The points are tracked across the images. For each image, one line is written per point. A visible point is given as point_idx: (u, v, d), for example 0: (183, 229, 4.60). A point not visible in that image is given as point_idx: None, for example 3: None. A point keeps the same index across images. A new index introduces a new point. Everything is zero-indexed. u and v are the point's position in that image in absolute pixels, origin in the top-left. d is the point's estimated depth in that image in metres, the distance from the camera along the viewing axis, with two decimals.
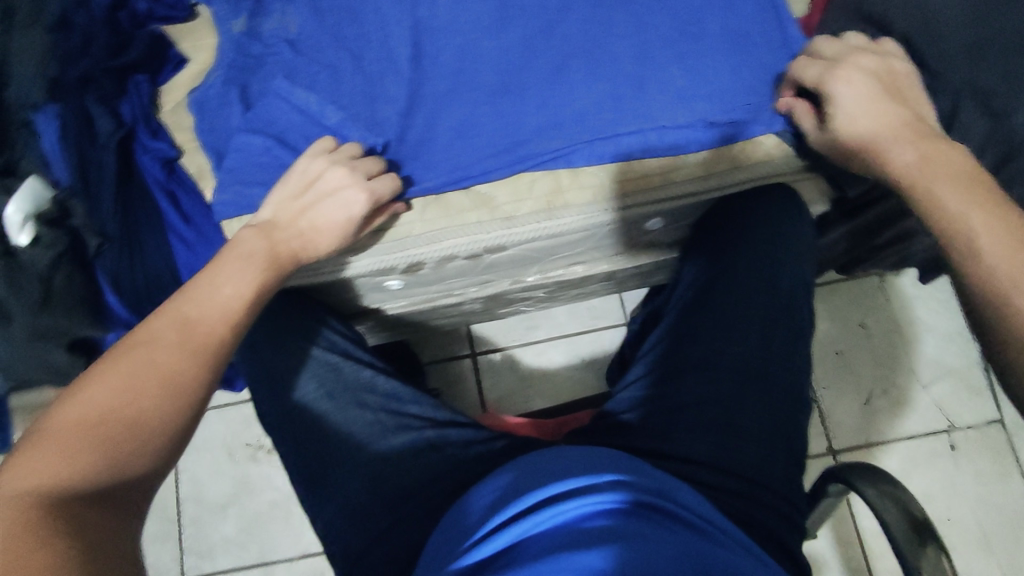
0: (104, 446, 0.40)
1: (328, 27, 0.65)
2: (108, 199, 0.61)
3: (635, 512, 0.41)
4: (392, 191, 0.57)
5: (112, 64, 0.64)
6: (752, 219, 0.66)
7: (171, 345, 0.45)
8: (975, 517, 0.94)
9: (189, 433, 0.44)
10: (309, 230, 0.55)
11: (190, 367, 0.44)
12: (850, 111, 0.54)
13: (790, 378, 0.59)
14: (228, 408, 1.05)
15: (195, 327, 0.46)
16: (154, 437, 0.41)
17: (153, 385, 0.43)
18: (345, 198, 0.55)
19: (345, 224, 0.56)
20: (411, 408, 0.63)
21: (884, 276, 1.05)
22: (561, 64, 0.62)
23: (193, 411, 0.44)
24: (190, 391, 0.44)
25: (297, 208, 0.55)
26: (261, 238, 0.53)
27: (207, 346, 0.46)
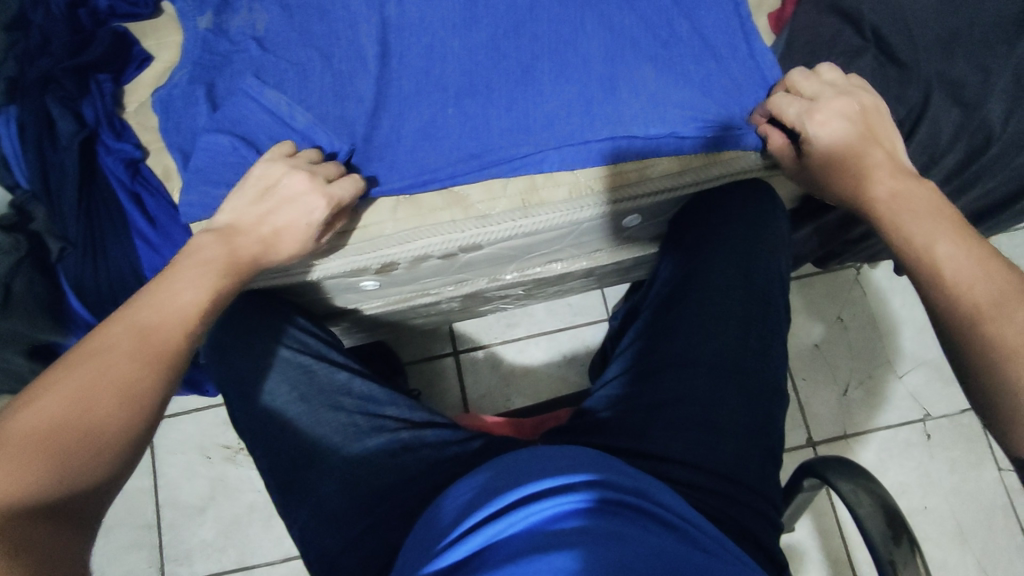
0: (54, 460, 0.38)
1: (296, 24, 0.64)
2: (69, 203, 0.61)
3: (611, 509, 0.41)
4: (354, 194, 0.56)
5: (71, 63, 0.63)
6: (728, 215, 0.66)
7: (125, 355, 0.44)
8: (950, 505, 0.95)
9: (143, 446, 0.43)
10: (269, 235, 0.54)
11: (147, 378, 0.44)
12: (830, 153, 0.55)
13: (767, 373, 0.59)
14: (206, 411, 1.03)
15: (150, 336, 0.45)
16: (108, 448, 0.41)
17: (108, 398, 0.42)
18: (305, 204, 0.54)
19: (305, 231, 0.54)
20: (387, 410, 0.62)
21: (860, 269, 1.06)
22: (529, 65, 0.62)
23: (148, 423, 0.43)
24: (146, 402, 0.43)
25: (258, 215, 0.54)
26: (223, 245, 0.52)
27: (164, 356, 0.45)
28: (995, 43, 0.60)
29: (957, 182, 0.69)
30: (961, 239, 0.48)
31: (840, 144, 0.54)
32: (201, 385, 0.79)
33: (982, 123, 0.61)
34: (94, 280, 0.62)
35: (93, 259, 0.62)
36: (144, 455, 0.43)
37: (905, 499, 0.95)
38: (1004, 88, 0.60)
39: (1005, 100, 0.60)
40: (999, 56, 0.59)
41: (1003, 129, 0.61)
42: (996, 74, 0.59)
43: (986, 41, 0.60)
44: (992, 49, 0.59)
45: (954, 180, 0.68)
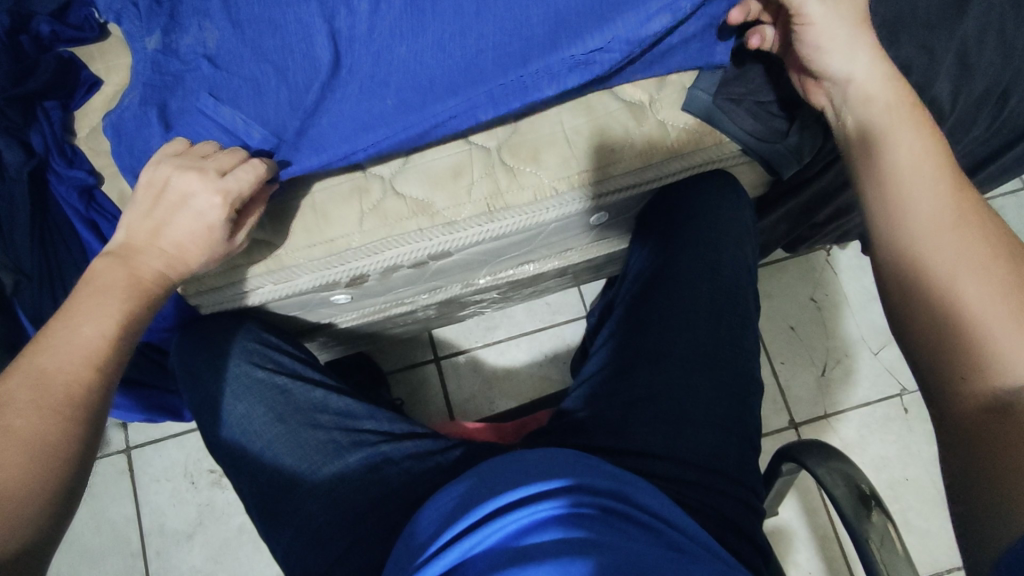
0: None
1: (248, 39, 0.60)
2: (21, 234, 0.60)
3: (590, 514, 0.41)
4: (253, 182, 0.54)
5: (15, 93, 0.61)
6: (693, 206, 0.67)
7: (29, 408, 0.43)
8: (931, 474, 0.97)
9: (67, 496, 0.43)
10: (171, 248, 0.53)
11: (57, 429, 0.44)
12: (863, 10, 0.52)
13: (740, 362, 0.60)
14: (186, 435, 1.02)
15: (52, 385, 0.45)
16: (34, 503, 0.41)
17: (15, 455, 0.41)
18: (196, 206, 0.52)
19: (208, 235, 0.53)
20: (365, 423, 0.61)
21: (830, 250, 1.08)
22: (473, 67, 0.57)
23: (67, 474, 0.43)
24: (63, 454, 0.43)
25: (150, 226, 0.53)
26: (121, 267, 0.51)
27: (73, 402, 0.45)
28: (938, 24, 0.60)
29: None
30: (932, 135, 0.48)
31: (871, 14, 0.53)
32: (178, 412, 0.77)
33: (931, 102, 0.62)
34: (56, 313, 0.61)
35: (52, 289, 0.62)
36: (71, 506, 0.44)
37: (886, 472, 0.97)
38: (949, 68, 0.61)
39: (951, 80, 0.61)
40: (943, 36, 0.60)
41: (952, 109, 0.64)
42: (942, 53, 0.60)
43: (928, 23, 0.60)
44: (935, 30, 0.60)
45: None
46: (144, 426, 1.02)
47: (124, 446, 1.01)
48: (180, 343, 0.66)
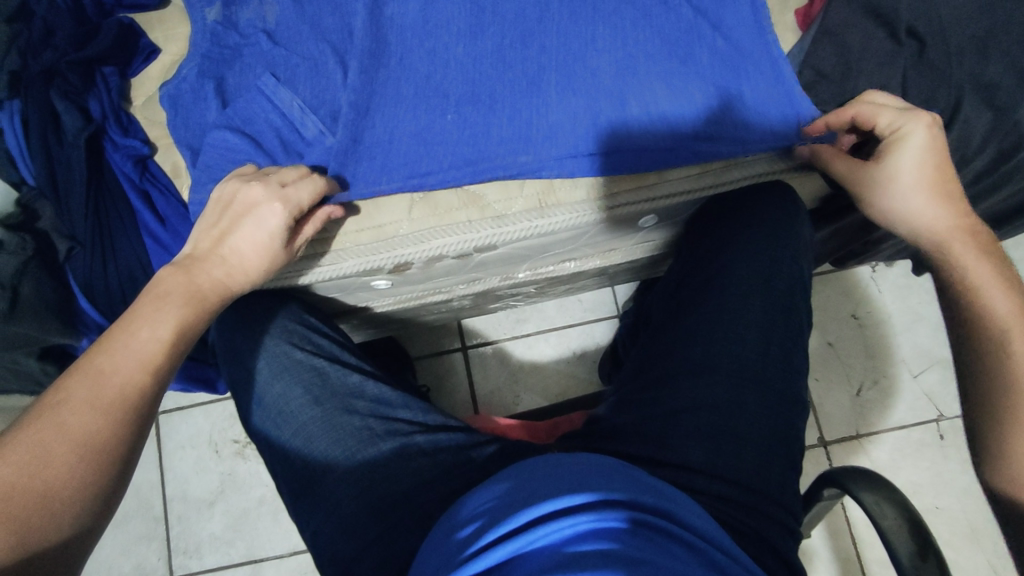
0: (13, 526, 0.39)
1: (307, 17, 0.62)
2: (76, 203, 0.60)
3: (624, 528, 0.40)
4: (311, 194, 0.54)
5: (77, 56, 0.61)
6: (749, 216, 0.65)
7: (80, 406, 0.44)
8: (962, 504, 0.95)
9: (108, 497, 0.44)
10: (232, 255, 0.53)
11: (105, 429, 0.44)
12: (909, 172, 0.53)
13: (787, 382, 0.58)
14: (213, 405, 1.03)
15: (106, 384, 0.46)
16: (76, 502, 0.42)
17: (63, 453, 0.42)
18: (259, 213, 0.52)
19: (269, 242, 0.53)
20: (401, 413, 0.61)
21: (875, 266, 1.04)
22: (535, 75, 0.60)
23: (109, 476, 0.44)
24: (107, 452, 0.44)
25: (215, 236, 0.53)
26: (181, 275, 0.52)
27: (122, 403, 0.45)
28: None
29: (989, 180, 0.67)
30: (999, 281, 0.51)
31: (923, 160, 0.53)
32: (212, 384, 0.77)
33: (1014, 126, 0.59)
34: (104, 281, 0.62)
35: (103, 258, 0.62)
36: (112, 505, 0.45)
37: (917, 499, 0.95)
38: None
39: None
40: None
41: None
42: None
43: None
44: None
45: (984, 178, 0.66)
46: (174, 394, 1.03)
47: None
48: (220, 319, 0.66)
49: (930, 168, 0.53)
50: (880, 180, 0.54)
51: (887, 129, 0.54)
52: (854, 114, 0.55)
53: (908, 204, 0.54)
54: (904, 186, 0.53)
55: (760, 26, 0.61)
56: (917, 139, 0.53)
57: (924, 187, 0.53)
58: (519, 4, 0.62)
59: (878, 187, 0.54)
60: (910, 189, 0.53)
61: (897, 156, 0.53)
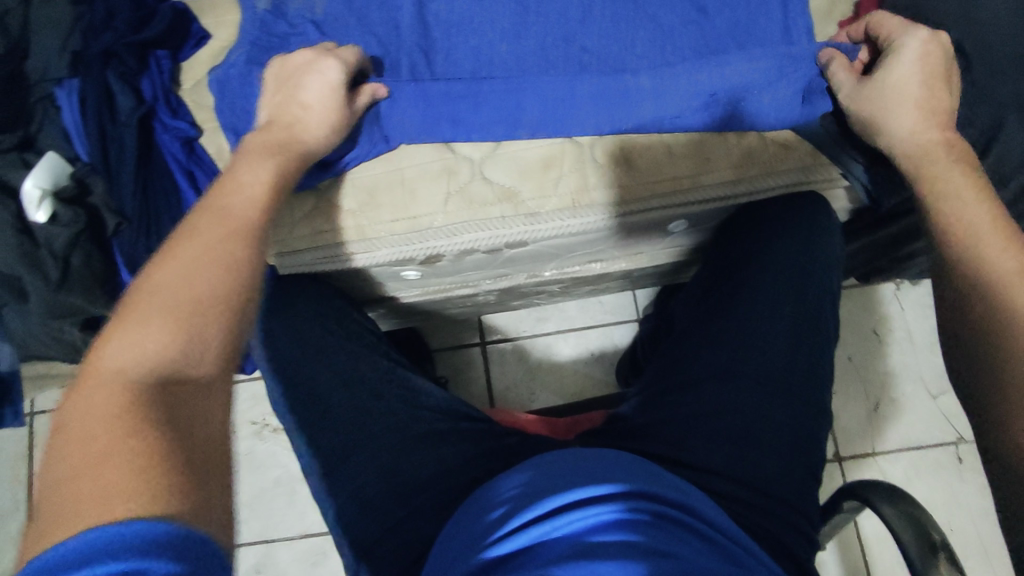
0: (175, 330, 0.40)
1: (355, 9, 0.64)
2: (127, 178, 0.63)
3: (646, 520, 0.41)
4: (355, 56, 0.58)
5: (134, 39, 0.63)
6: (780, 225, 0.65)
7: (212, 233, 0.45)
8: (977, 529, 0.94)
9: (249, 306, 0.44)
10: (299, 107, 0.55)
11: (237, 249, 0.45)
12: (903, 79, 0.54)
13: (812, 392, 0.58)
14: (235, 385, 1.05)
15: (228, 217, 0.47)
16: (225, 309, 0.42)
17: (205, 268, 0.43)
18: (319, 69, 0.56)
19: (331, 92, 0.55)
20: (425, 402, 0.62)
21: (900, 284, 1.04)
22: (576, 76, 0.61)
23: (247, 288, 0.44)
24: (241, 267, 0.44)
25: (277, 98, 0.56)
26: (262, 135, 0.54)
27: (246, 229, 0.47)
28: None
29: None
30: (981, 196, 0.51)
31: (917, 68, 0.54)
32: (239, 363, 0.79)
33: None
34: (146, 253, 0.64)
35: (147, 235, 0.64)
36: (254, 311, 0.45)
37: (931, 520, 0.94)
38: None
39: None
40: None
41: None
42: None
43: None
44: None
45: None
46: None
47: None
48: None
49: (924, 81, 0.54)
50: (875, 86, 0.55)
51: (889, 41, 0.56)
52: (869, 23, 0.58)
53: (896, 112, 0.54)
54: (896, 94, 0.54)
55: (785, 36, 0.61)
56: (914, 47, 0.55)
57: (912, 99, 0.54)
58: (562, 3, 0.62)
59: (871, 91, 0.55)
60: (908, 96, 0.54)
61: (895, 63, 0.55)
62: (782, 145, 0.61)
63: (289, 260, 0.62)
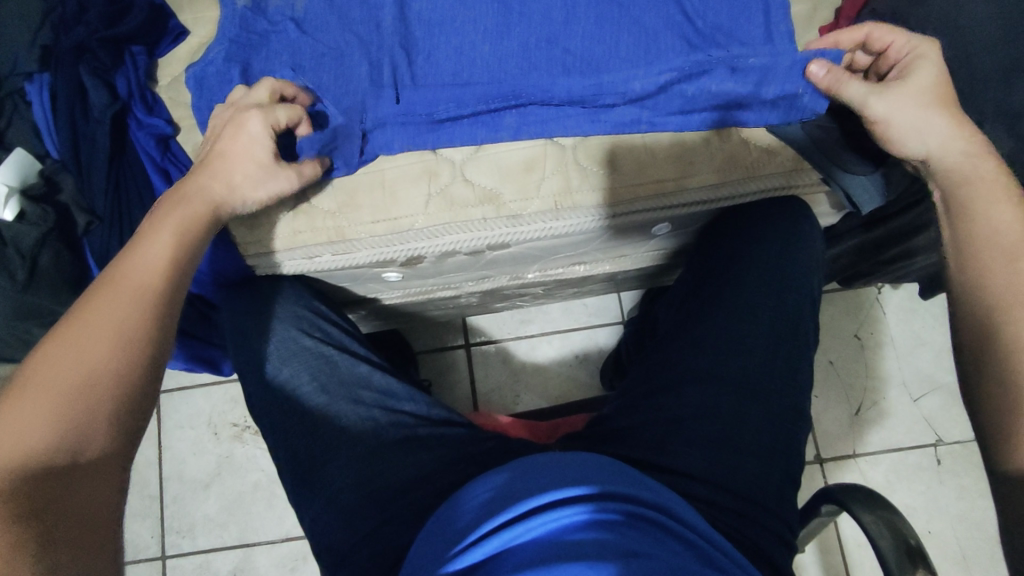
0: (66, 417, 0.41)
1: (336, 8, 0.63)
2: (98, 177, 0.61)
3: (619, 520, 0.41)
4: (287, 108, 0.56)
5: (107, 34, 0.62)
6: (762, 229, 0.65)
7: (113, 307, 0.45)
8: (955, 531, 0.95)
9: (147, 390, 0.45)
10: (218, 163, 0.54)
11: (138, 326, 0.45)
12: (928, 87, 0.54)
13: (791, 396, 0.58)
14: (213, 387, 1.03)
15: (132, 288, 0.47)
16: (120, 393, 0.43)
17: (104, 349, 0.43)
18: (241, 123, 0.54)
19: (251, 147, 0.54)
20: (405, 405, 0.61)
21: (881, 288, 1.05)
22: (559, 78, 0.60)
23: (147, 369, 0.45)
24: (141, 347, 0.45)
25: (206, 152, 0.55)
26: (177, 193, 0.53)
27: (151, 301, 0.47)
28: None
29: None
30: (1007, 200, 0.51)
31: (940, 77, 0.54)
32: (216, 364, 0.77)
33: None
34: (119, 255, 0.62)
35: (120, 235, 0.62)
36: (154, 396, 0.46)
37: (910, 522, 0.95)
38: None
39: None
40: None
41: None
42: None
43: None
44: None
45: None
46: (177, 374, 1.04)
47: None
48: (230, 301, 0.66)
49: (947, 88, 0.54)
50: (903, 92, 0.54)
51: (900, 52, 0.56)
52: (868, 34, 0.56)
53: (936, 116, 0.53)
54: (928, 101, 0.53)
55: (768, 40, 0.61)
56: (931, 58, 0.55)
57: (944, 104, 0.53)
58: (546, 4, 0.62)
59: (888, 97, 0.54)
60: (930, 105, 0.53)
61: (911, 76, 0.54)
62: (766, 150, 0.61)
63: (268, 259, 0.62)
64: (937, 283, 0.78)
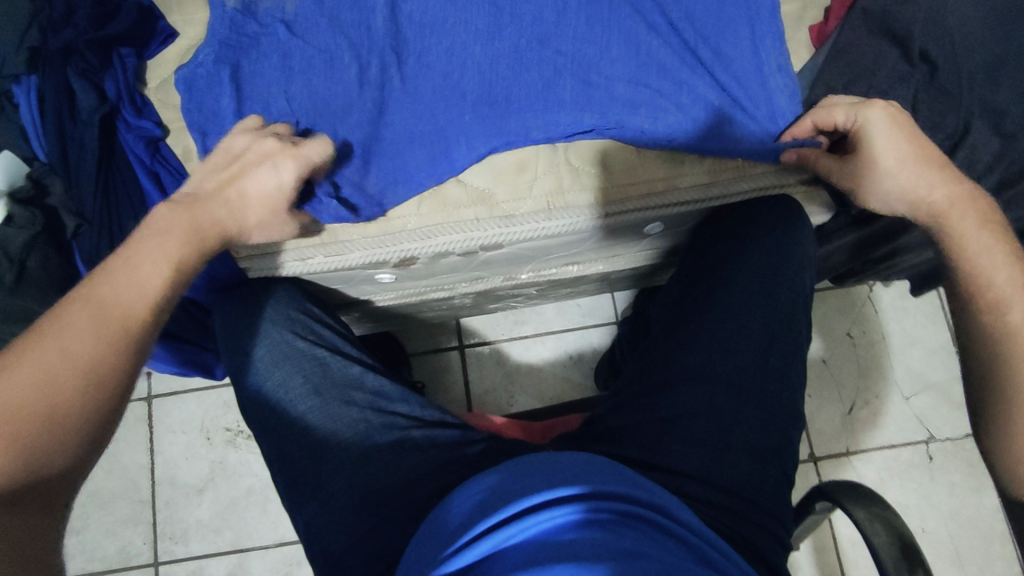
0: (17, 445, 0.39)
1: (327, 10, 0.63)
2: (87, 181, 0.61)
3: (614, 520, 0.41)
4: (323, 155, 0.55)
5: (94, 36, 0.61)
6: (755, 228, 0.65)
7: (83, 332, 0.43)
8: (947, 527, 0.95)
9: (110, 421, 0.44)
10: (237, 198, 0.53)
11: (109, 356, 0.44)
12: (880, 158, 0.55)
13: (783, 394, 0.59)
14: (206, 391, 1.02)
15: (107, 311, 0.45)
16: (79, 426, 0.42)
17: (69, 377, 0.42)
18: (273, 166, 0.53)
19: (278, 195, 0.53)
20: (398, 407, 0.61)
21: (872, 286, 1.05)
22: (551, 79, 0.60)
23: (112, 402, 0.44)
24: (108, 380, 0.43)
25: (222, 180, 0.53)
26: (182, 211, 0.51)
27: (126, 332, 0.45)
28: None
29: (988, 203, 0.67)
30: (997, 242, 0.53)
31: (894, 140, 0.54)
32: (210, 368, 0.76)
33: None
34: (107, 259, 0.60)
35: (109, 238, 0.61)
36: (115, 426, 0.44)
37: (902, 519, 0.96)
38: None
39: None
40: None
41: None
42: None
43: None
44: None
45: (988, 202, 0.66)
46: (168, 378, 1.03)
47: (146, 395, 1.02)
48: (222, 304, 0.66)
49: (907, 141, 0.54)
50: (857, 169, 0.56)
51: (848, 122, 0.56)
52: (813, 122, 0.57)
53: (893, 184, 0.55)
54: (883, 171, 0.55)
55: (760, 43, 0.61)
56: (880, 124, 0.54)
57: (901, 166, 0.54)
58: (537, 6, 0.62)
59: (854, 174, 0.56)
60: (899, 167, 0.55)
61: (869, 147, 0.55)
62: None
63: (264, 262, 0.62)
64: (926, 281, 0.79)
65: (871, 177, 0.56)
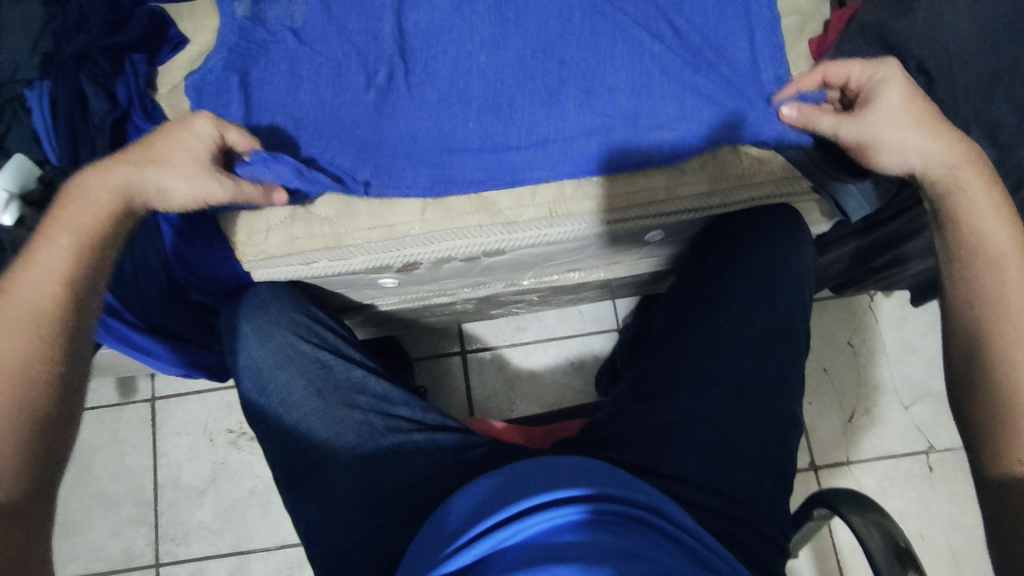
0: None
1: (334, 18, 0.64)
2: None
3: (613, 522, 0.41)
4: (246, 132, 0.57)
5: (107, 42, 0.63)
6: (754, 236, 0.66)
7: (12, 333, 0.47)
8: (948, 538, 0.95)
9: (61, 409, 0.47)
10: (153, 155, 0.53)
11: (31, 351, 0.47)
12: (895, 110, 0.54)
13: (782, 401, 0.59)
14: (209, 394, 1.03)
15: (27, 310, 0.47)
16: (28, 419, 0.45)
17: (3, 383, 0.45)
18: (189, 124, 0.55)
19: (195, 150, 0.54)
20: (399, 410, 0.61)
21: (873, 296, 1.06)
22: (555, 89, 0.61)
23: (52, 391, 0.47)
24: (37, 372, 0.46)
25: (137, 145, 0.54)
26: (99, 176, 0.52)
27: (48, 318, 0.48)
28: None
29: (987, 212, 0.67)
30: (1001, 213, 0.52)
31: (905, 96, 0.54)
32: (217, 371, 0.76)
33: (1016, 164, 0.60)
34: None
35: None
36: (71, 413, 0.48)
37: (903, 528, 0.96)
38: None
39: None
40: None
41: None
42: None
43: None
44: None
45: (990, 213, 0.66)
46: (172, 380, 1.04)
47: (150, 396, 1.02)
48: (226, 308, 0.66)
49: (919, 100, 0.54)
50: (870, 120, 0.55)
51: (861, 79, 0.56)
52: (824, 76, 0.57)
53: (903, 135, 0.54)
54: (890, 124, 0.54)
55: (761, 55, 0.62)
56: (894, 79, 0.54)
57: (914, 122, 0.54)
58: (542, 17, 0.63)
59: (861, 125, 0.55)
60: (907, 122, 0.54)
61: (882, 100, 0.54)
62: (757, 158, 0.62)
63: (269, 266, 0.63)
64: (934, 285, 0.78)
65: (878, 128, 0.54)
